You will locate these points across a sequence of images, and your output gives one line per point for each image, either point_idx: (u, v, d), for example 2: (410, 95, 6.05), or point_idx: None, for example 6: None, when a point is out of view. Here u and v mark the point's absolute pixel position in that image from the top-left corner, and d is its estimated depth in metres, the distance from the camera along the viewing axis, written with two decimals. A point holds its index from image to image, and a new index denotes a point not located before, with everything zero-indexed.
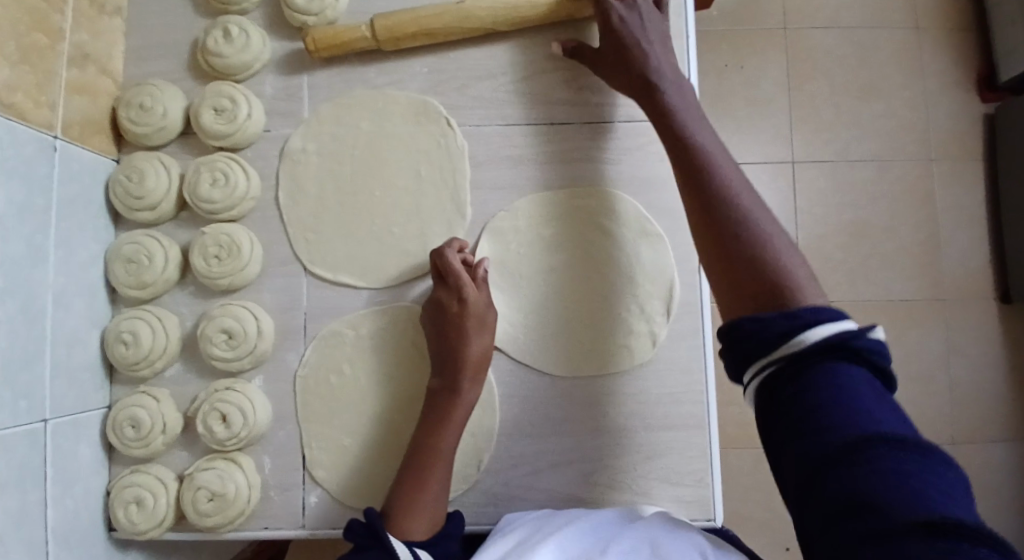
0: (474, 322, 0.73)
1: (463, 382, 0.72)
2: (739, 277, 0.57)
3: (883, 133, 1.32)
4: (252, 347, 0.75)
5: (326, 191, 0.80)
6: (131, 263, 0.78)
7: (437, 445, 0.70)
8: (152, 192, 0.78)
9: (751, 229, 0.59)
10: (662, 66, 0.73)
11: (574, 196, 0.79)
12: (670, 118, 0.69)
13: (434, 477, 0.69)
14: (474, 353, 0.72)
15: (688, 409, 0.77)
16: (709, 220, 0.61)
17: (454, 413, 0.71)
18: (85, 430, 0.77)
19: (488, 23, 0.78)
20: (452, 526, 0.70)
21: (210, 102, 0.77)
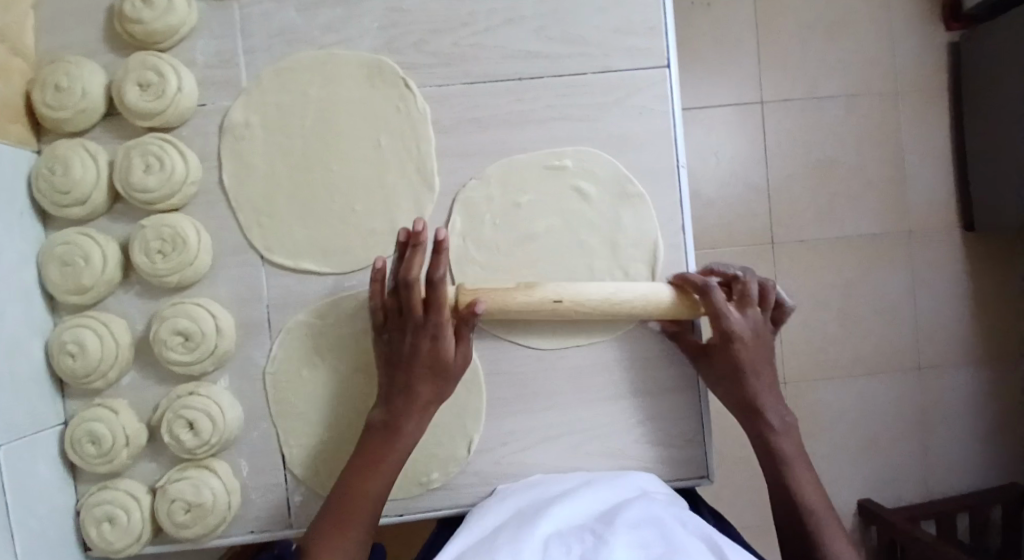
0: (440, 367, 0.66)
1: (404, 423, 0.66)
2: (805, 539, 0.64)
3: (853, 69, 1.28)
4: (212, 347, 0.70)
5: (276, 170, 0.73)
6: (67, 265, 0.70)
7: (367, 486, 0.63)
8: (79, 183, 0.70)
9: (812, 506, 0.65)
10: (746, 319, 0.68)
11: (548, 157, 0.74)
12: (735, 366, 0.68)
13: (358, 516, 0.62)
14: (424, 403, 0.66)
15: (679, 371, 0.75)
16: (785, 517, 0.66)
17: (388, 459, 0.65)
18: (41, 448, 0.71)
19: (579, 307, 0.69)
20: (377, 553, 0.65)
21: (133, 77, 0.69)
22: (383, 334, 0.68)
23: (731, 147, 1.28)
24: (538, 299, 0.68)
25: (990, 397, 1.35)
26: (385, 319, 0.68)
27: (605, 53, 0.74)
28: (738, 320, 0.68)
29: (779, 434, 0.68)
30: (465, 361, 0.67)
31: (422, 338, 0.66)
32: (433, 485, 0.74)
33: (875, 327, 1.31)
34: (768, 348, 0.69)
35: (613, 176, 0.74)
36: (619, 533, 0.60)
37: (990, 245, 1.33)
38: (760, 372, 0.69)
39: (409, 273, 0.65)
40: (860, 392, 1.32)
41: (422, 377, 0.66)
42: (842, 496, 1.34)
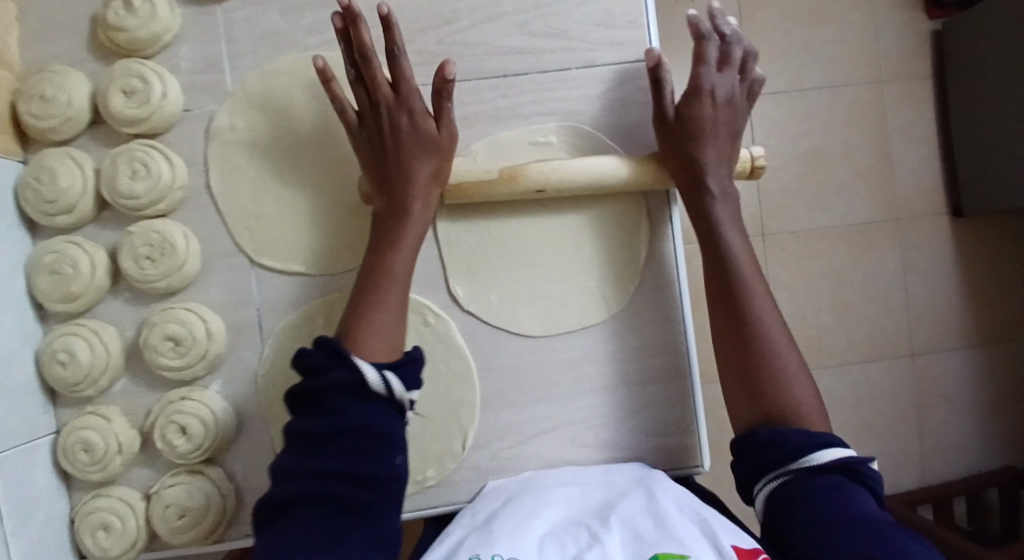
0: (425, 137, 0.66)
1: (407, 199, 0.66)
2: (750, 389, 0.63)
3: (837, 57, 1.29)
4: (203, 351, 0.70)
5: (264, 173, 0.73)
6: (55, 273, 0.70)
7: (387, 263, 0.65)
8: (66, 192, 0.70)
9: (770, 333, 0.65)
10: (717, 83, 0.69)
11: (535, 135, 0.74)
12: (700, 158, 0.69)
13: (388, 298, 0.64)
14: (422, 180, 0.67)
15: (669, 361, 0.75)
16: (740, 345, 0.65)
17: (404, 231, 0.66)
18: (35, 459, 0.70)
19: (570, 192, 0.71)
20: (416, 351, 0.63)
21: (118, 84, 0.69)
22: (361, 130, 0.67)
23: None
24: (523, 189, 0.70)
25: (982, 378, 1.36)
26: (361, 114, 0.67)
27: (589, 47, 0.75)
28: (710, 76, 0.69)
29: (737, 258, 0.68)
30: (452, 136, 0.68)
31: (401, 113, 0.66)
32: (429, 482, 0.74)
33: (868, 313, 1.32)
34: (733, 134, 0.70)
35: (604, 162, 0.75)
36: (614, 528, 0.60)
37: (978, 228, 1.34)
38: (716, 167, 0.69)
39: (360, 41, 0.63)
40: (855, 378, 1.33)
41: (412, 148, 0.66)
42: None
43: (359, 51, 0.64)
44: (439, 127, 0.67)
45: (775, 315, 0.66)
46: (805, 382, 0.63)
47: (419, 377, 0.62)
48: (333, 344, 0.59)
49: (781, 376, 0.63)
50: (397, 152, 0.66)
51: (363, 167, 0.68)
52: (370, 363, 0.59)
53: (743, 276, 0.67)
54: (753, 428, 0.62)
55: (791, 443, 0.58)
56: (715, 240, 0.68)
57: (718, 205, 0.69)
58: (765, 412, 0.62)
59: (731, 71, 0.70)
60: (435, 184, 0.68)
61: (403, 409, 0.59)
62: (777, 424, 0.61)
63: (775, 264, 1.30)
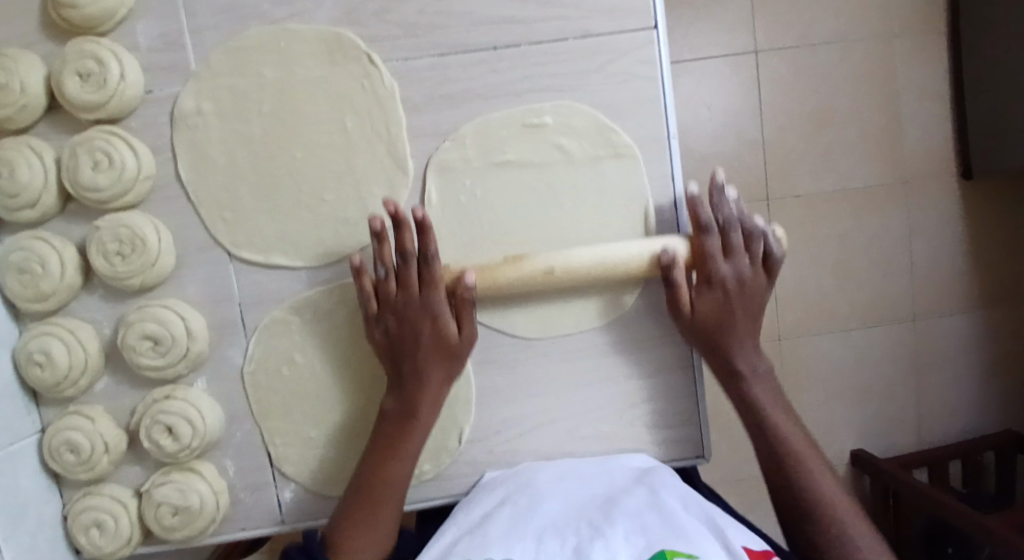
0: (445, 345, 0.65)
1: (419, 414, 0.65)
2: (808, 539, 0.63)
3: (847, 11, 1.22)
4: (184, 351, 0.67)
5: (238, 160, 0.68)
6: (24, 272, 0.67)
7: (387, 474, 0.64)
8: (27, 186, 0.66)
9: (819, 494, 0.63)
10: (733, 266, 0.66)
11: (524, 115, 0.69)
12: (723, 339, 0.66)
13: (387, 508, 0.64)
14: (440, 389, 0.66)
15: (670, 351, 0.72)
16: (789, 509, 0.64)
17: (411, 437, 0.65)
18: (20, 462, 0.69)
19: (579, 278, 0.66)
20: (398, 543, 0.67)
21: (72, 67, 0.64)
22: (378, 323, 0.65)
23: (721, 99, 1.22)
24: (529, 272, 0.65)
25: (985, 345, 1.34)
26: (381, 306, 0.65)
27: (583, 14, 0.69)
28: (723, 263, 0.65)
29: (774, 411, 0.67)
30: (472, 339, 0.66)
31: (422, 318, 0.64)
32: (424, 476, 0.73)
33: (871, 280, 1.29)
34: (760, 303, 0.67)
35: (602, 137, 0.70)
36: (619, 523, 0.59)
37: (988, 190, 1.29)
38: (745, 330, 0.67)
39: (402, 247, 0.62)
40: (857, 346, 1.31)
41: (430, 356, 0.65)
42: (836, 448, 1.34)
43: (397, 252, 0.63)
44: (461, 331, 0.65)
45: (828, 476, 0.64)
46: (861, 524, 0.62)
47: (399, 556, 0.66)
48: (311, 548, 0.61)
49: (836, 527, 0.61)
50: (413, 356, 0.64)
51: (381, 356, 0.66)
52: None
53: (778, 424, 0.66)
54: None
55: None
56: (752, 407, 0.67)
57: (751, 376, 0.67)
58: None
59: (752, 261, 0.67)
60: (448, 384, 0.67)
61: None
62: None
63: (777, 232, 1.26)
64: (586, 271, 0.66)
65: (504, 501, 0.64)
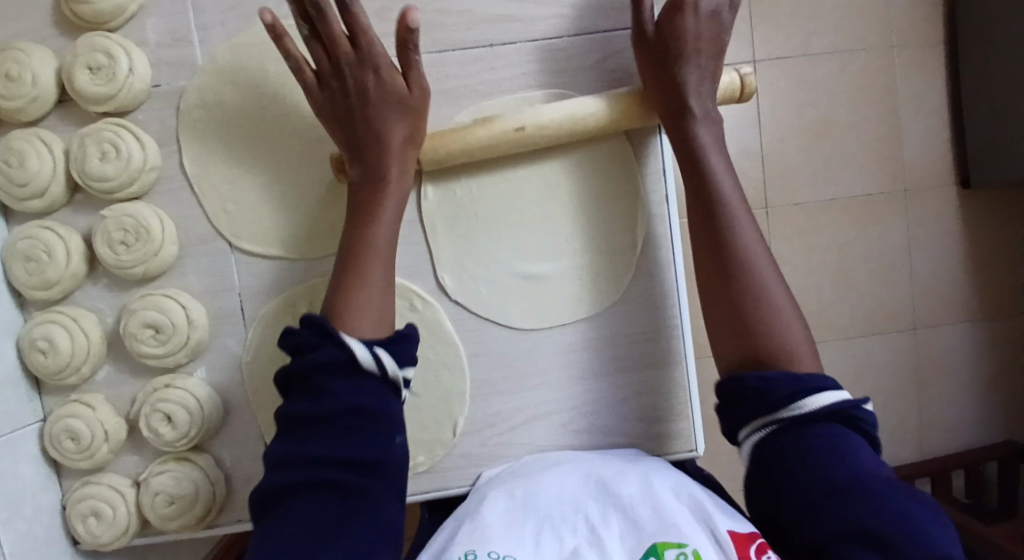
0: (395, 99, 0.64)
1: (381, 152, 0.63)
2: (737, 332, 0.60)
3: (844, 18, 1.23)
4: (184, 339, 0.68)
5: (241, 153, 0.70)
6: (30, 260, 0.68)
7: (361, 248, 0.62)
8: (37, 176, 0.68)
9: (755, 269, 0.61)
10: (704, 1, 0.66)
11: (520, 109, 0.71)
12: (680, 99, 0.65)
13: (371, 276, 0.61)
14: (398, 128, 0.64)
15: (663, 345, 0.73)
16: (725, 279, 0.62)
17: (384, 202, 0.63)
18: (21, 448, 0.70)
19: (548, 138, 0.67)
20: (407, 331, 0.61)
21: (83, 60, 0.66)
22: (325, 92, 0.64)
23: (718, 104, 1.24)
24: (499, 132, 0.66)
25: (984, 353, 1.34)
26: (322, 76, 0.64)
27: (579, 15, 0.71)
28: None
29: (722, 187, 0.64)
30: (424, 95, 0.65)
31: (366, 73, 0.63)
32: (419, 469, 0.73)
33: (869, 283, 1.29)
34: (715, 59, 0.67)
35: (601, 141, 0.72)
36: (614, 518, 0.60)
37: (985, 199, 1.30)
38: (699, 93, 0.66)
39: None
40: (856, 352, 1.31)
41: (378, 104, 0.63)
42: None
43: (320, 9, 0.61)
44: (409, 83, 0.64)
45: (760, 249, 0.62)
46: (794, 316, 0.60)
47: (413, 353, 0.60)
48: (317, 324, 0.56)
49: (766, 305, 0.60)
50: (365, 114, 0.63)
51: (334, 131, 0.64)
52: (359, 339, 0.57)
53: (725, 196, 0.64)
54: (739, 369, 0.59)
55: (778, 389, 0.55)
56: (699, 173, 0.65)
57: (703, 143, 0.65)
58: (755, 353, 0.59)
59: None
60: (410, 149, 0.65)
61: (399, 389, 0.57)
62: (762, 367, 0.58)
63: (776, 237, 1.27)
64: (552, 136, 0.67)
65: (499, 492, 0.65)
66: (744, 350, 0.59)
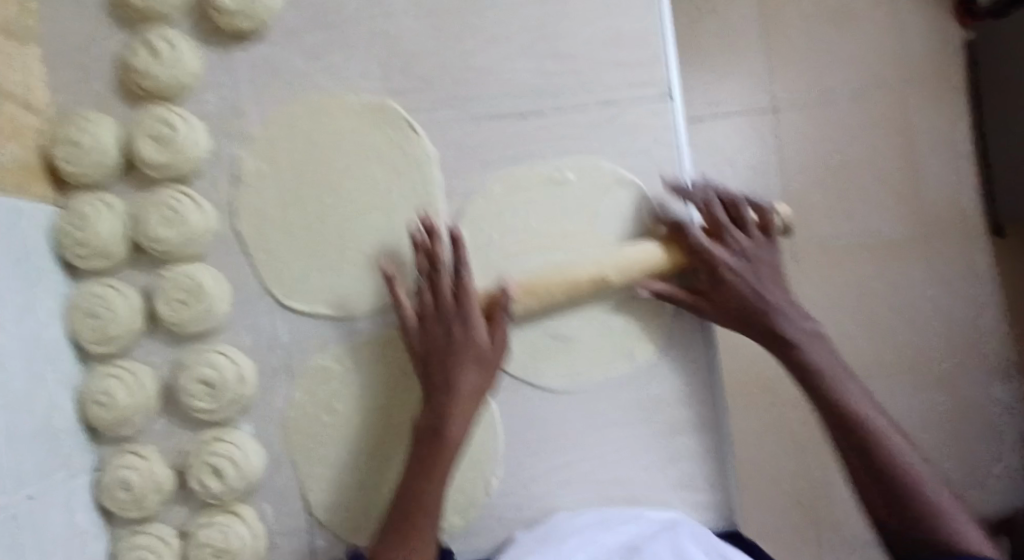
0: (478, 349, 0.65)
1: (452, 425, 0.64)
2: (894, 524, 0.56)
3: (875, 61, 1.23)
4: (234, 395, 0.71)
5: (289, 215, 0.74)
6: (92, 317, 0.72)
7: (427, 496, 0.63)
8: (99, 237, 0.72)
9: (897, 452, 0.58)
10: (739, 237, 0.68)
11: (550, 170, 0.73)
12: (756, 309, 0.66)
13: (419, 532, 0.61)
14: (476, 386, 0.65)
15: (698, 409, 0.73)
16: (861, 476, 0.59)
17: (448, 443, 0.64)
18: (76, 498, 0.72)
19: (592, 271, 0.68)
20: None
21: (146, 131, 0.71)
22: (417, 331, 0.67)
23: (748, 148, 1.22)
24: (575, 279, 0.68)
25: None
26: (421, 320, 0.67)
27: (612, 82, 0.73)
28: (720, 244, 0.68)
29: (836, 380, 0.63)
30: (504, 347, 0.66)
31: (455, 325, 0.65)
32: (455, 528, 0.74)
33: (933, 337, 1.20)
34: (775, 268, 0.68)
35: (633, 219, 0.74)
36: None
37: None
38: (776, 301, 0.67)
39: (433, 252, 0.66)
40: None
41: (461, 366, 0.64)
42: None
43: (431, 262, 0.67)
44: (492, 339, 0.66)
45: (891, 427, 0.60)
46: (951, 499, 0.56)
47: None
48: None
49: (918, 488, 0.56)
50: (445, 364, 0.64)
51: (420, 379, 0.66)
52: None
53: (841, 388, 0.62)
54: None
55: None
56: (812, 380, 0.63)
57: (811, 356, 0.64)
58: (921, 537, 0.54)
59: (745, 234, 0.69)
60: (481, 396, 0.65)
61: None
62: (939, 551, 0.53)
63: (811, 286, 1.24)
64: (595, 268, 0.68)
65: (531, 546, 0.65)
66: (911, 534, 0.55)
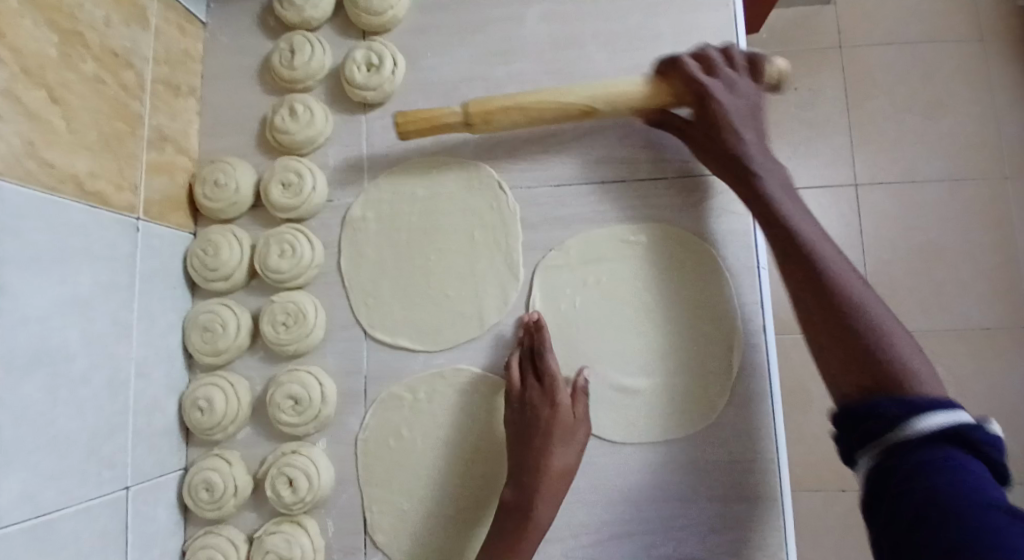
0: (564, 429, 0.72)
1: (539, 506, 0.69)
2: (856, 371, 0.54)
3: (953, 151, 1.27)
4: (317, 412, 0.78)
5: (385, 256, 0.84)
6: (207, 330, 0.83)
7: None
8: (226, 263, 0.84)
9: (868, 313, 0.57)
10: (727, 74, 0.73)
11: (624, 234, 0.79)
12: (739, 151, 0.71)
13: None
14: (563, 467, 0.71)
15: (757, 478, 0.74)
16: (827, 330, 0.57)
17: (534, 521, 0.69)
18: (164, 491, 0.80)
19: (584, 99, 0.76)
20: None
21: (278, 177, 0.84)
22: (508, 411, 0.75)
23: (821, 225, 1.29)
24: (573, 101, 0.76)
25: None
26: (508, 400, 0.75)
27: (686, 158, 0.80)
28: (712, 81, 0.72)
29: (817, 246, 0.63)
30: (586, 426, 0.73)
31: (542, 407, 0.72)
32: None
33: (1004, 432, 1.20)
34: (759, 112, 0.73)
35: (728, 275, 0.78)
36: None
37: None
38: (751, 135, 0.71)
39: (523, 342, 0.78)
40: None
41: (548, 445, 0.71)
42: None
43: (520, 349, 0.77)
44: (576, 420, 0.73)
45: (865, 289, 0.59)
46: (913, 346, 0.54)
47: None
48: None
49: (891, 349, 0.54)
50: (535, 441, 0.71)
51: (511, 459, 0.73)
52: None
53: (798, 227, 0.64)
54: (855, 399, 0.53)
55: (892, 411, 0.49)
56: (789, 236, 0.64)
57: (790, 218, 0.66)
58: (869, 379, 0.53)
59: (737, 71, 0.74)
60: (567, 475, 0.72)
61: None
62: (889, 394, 0.51)
63: None
64: (593, 97, 0.75)
65: None
66: (873, 386, 0.53)
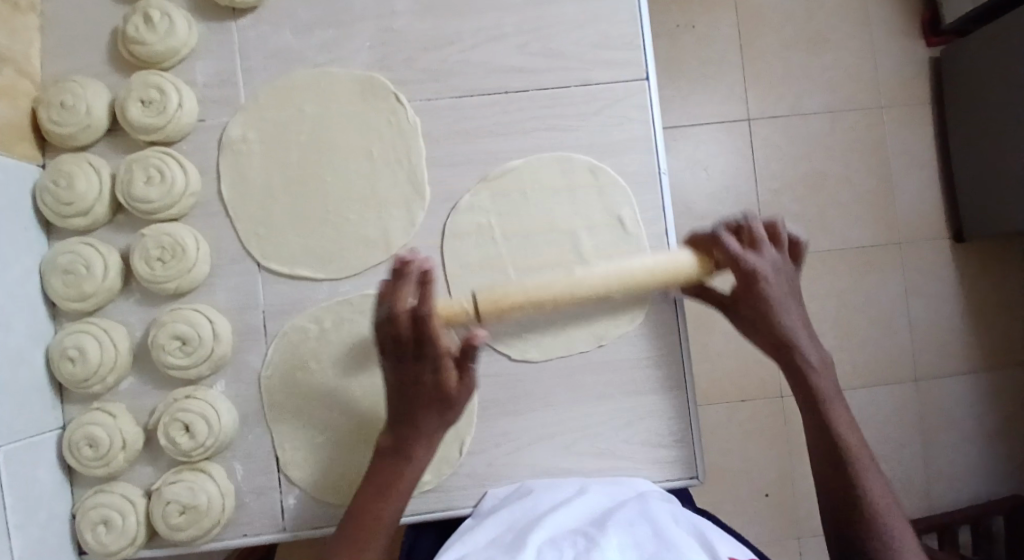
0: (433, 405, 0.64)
1: (418, 449, 0.65)
2: (840, 490, 0.63)
3: (837, 83, 1.35)
4: (209, 352, 0.72)
5: (273, 180, 0.77)
6: (69, 273, 0.73)
7: (385, 507, 0.64)
8: (83, 196, 0.74)
9: (881, 507, 0.61)
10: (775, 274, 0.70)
11: (582, 168, 0.77)
12: (785, 332, 0.70)
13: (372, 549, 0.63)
14: (440, 418, 0.65)
15: (663, 372, 0.77)
16: (851, 529, 0.61)
17: (406, 472, 0.65)
18: (43, 453, 0.72)
19: (602, 290, 0.71)
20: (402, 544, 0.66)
21: (137, 95, 0.73)
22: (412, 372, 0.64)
23: (718, 162, 1.34)
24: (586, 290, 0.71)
25: (987, 402, 1.35)
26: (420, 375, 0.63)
27: (587, 67, 0.78)
28: (756, 259, 0.69)
29: (859, 460, 0.64)
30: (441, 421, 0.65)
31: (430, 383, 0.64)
32: (425, 486, 0.75)
33: (876, 337, 1.34)
34: (792, 283, 0.71)
35: (592, 317, 0.77)
36: (612, 533, 0.61)
37: (981, 250, 1.36)
38: (779, 291, 0.70)
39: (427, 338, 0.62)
40: (859, 404, 1.33)
41: (431, 410, 0.65)
42: None
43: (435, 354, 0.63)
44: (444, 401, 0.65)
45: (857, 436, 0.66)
46: (885, 490, 0.63)
47: None
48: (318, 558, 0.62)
49: (886, 536, 0.60)
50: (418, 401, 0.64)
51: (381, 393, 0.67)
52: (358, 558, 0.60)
53: (864, 477, 0.63)
54: (846, 552, 0.61)
55: None
56: (837, 454, 0.65)
57: (843, 431, 0.66)
58: (862, 542, 0.60)
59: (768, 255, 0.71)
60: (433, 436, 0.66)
61: None
62: (873, 554, 0.59)
63: None
64: (605, 287, 0.71)
65: (505, 527, 0.66)
66: (842, 509, 0.63)
